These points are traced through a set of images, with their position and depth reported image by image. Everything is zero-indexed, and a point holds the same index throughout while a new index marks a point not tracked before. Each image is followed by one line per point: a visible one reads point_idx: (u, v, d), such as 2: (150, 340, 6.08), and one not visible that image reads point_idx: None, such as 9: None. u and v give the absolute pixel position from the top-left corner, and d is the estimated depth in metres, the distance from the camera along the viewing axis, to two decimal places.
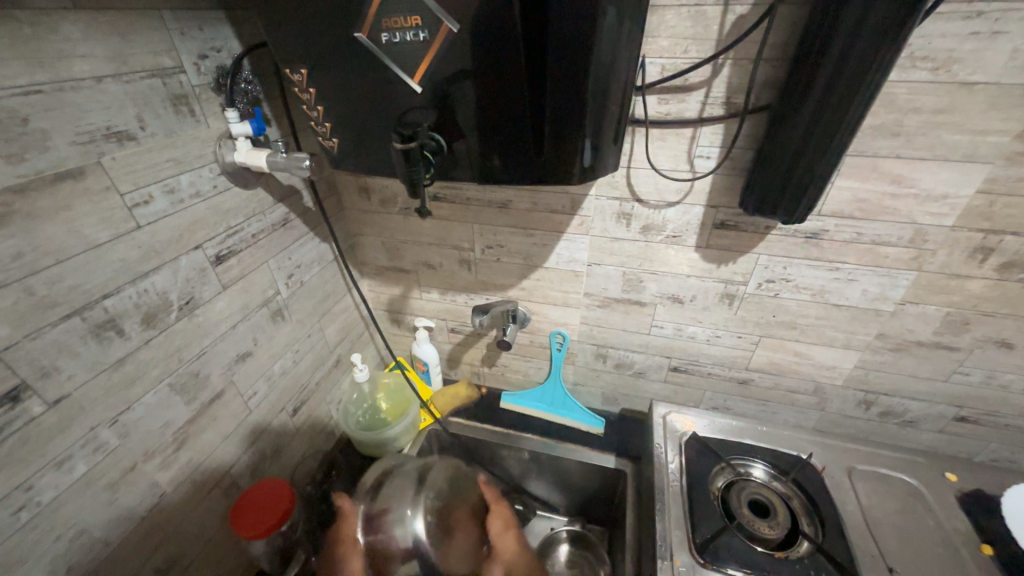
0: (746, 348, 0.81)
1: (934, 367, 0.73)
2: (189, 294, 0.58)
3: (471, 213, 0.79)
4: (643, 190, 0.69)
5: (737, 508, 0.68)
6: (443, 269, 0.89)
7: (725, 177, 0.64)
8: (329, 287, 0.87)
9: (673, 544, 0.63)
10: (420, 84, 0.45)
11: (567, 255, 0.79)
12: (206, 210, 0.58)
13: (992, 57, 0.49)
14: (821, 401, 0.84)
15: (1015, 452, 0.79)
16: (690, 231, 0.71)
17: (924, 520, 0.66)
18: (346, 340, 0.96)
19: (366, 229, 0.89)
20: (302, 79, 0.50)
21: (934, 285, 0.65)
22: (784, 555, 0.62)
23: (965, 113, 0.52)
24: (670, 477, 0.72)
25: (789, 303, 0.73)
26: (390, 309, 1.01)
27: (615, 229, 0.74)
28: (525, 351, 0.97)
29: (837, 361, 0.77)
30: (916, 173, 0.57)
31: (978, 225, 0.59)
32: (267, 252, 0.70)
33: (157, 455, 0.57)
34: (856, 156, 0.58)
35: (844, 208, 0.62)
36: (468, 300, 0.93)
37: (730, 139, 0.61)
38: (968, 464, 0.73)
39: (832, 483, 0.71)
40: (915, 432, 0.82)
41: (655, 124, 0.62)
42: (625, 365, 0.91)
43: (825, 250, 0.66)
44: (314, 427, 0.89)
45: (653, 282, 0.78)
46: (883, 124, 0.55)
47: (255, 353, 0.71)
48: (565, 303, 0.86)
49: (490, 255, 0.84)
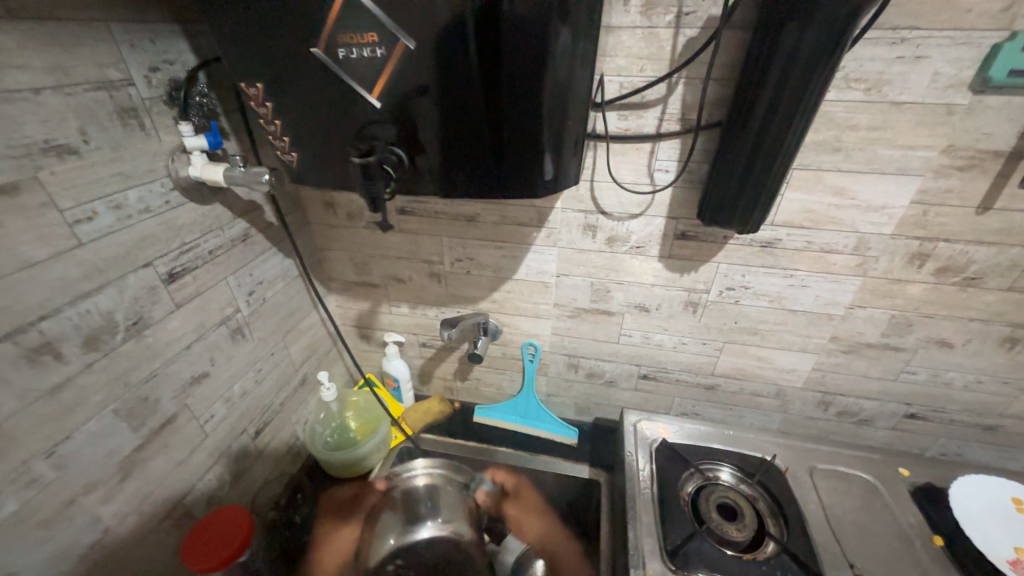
0: (711, 354, 0.83)
1: (884, 368, 0.77)
2: (137, 314, 0.55)
3: (439, 227, 0.79)
4: (607, 203, 0.70)
5: (706, 512, 0.69)
6: (413, 282, 0.88)
7: (684, 190, 0.67)
8: (294, 303, 0.84)
9: (645, 552, 0.63)
10: (378, 99, 0.45)
11: (535, 267, 0.80)
12: (156, 226, 0.56)
13: (916, 79, 0.53)
14: (784, 404, 0.87)
15: (962, 445, 0.84)
16: (653, 242, 0.73)
17: (882, 516, 0.69)
18: (313, 357, 0.93)
19: (333, 244, 0.88)
20: (258, 93, 0.49)
21: (879, 289, 0.69)
22: (752, 556, 0.63)
23: (896, 130, 0.56)
24: (641, 484, 0.72)
25: (749, 309, 0.76)
26: (358, 324, 0.99)
27: (581, 240, 0.75)
28: (497, 363, 0.97)
29: (796, 364, 0.80)
30: (856, 185, 0.61)
31: (914, 233, 0.63)
32: (226, 269, 0.68)
33: (99, 487, 0.53)
34: (802, 170, 0.62)
35: (795, 218, 0.66)
36: (438, 314, 0.92)
37: (686, 154, 0.64)
38: (919, 459, 0.76)
39: (795, 483, 0.73)
40: (871, 430, 0.86)
41: (615, 139, 0.64)
42: (596, 374, 0.92)
43: (779, 258, 0.70)
44: (278, 450, 0.86)
45: (619, 292, 0.79)
46: (824, 140, 0.59)
47: (212, 374, 0.68)
48: (536, 314, 0.86)
49: (459, 267, 0.84)
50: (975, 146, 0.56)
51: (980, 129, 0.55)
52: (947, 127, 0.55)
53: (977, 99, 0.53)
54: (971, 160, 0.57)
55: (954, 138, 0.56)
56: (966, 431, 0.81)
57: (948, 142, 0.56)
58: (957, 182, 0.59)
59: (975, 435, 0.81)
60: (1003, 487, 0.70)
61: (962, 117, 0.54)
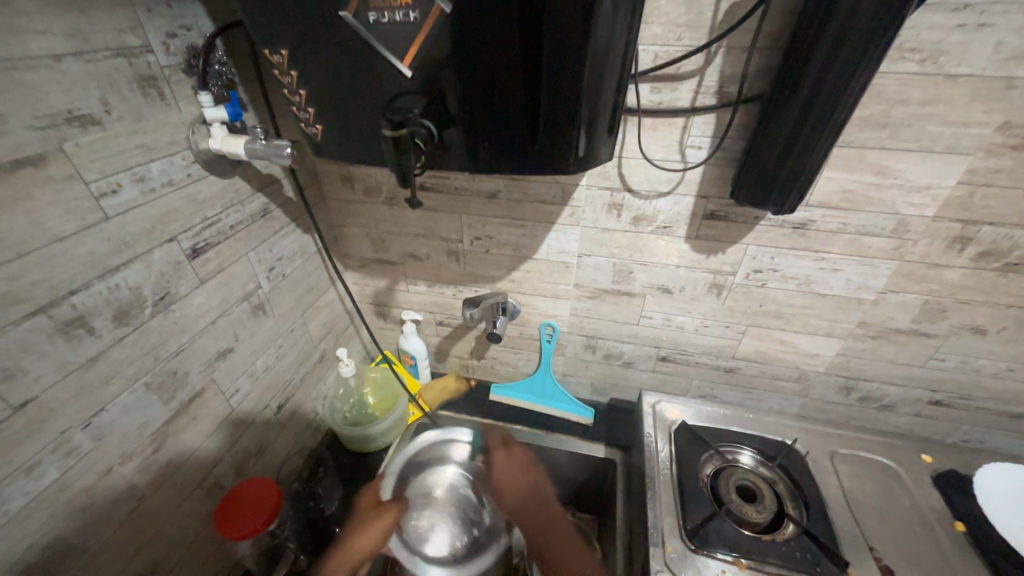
0: (733, 337, 0.82)
1: (912, 354, 0.75)
2: (164, 289, 0.55)
3: (458, 204, 0.78)
4: (634, 180, 0.68)
5: (726, 494, 0.69)
6: (431, 260, 0.87)
7: (716, 168, 0.64)
8: (312, 280, 0.84)
9: (664, 530, 0.64)
10: (410, 67, 0.43)
11: (557, 247, 0.79)
12: (179, 199, 0.55)
13: (977, 49, 0.50)
14: (805, 388, 0.86)
15: (985, 433, 0.83)
16: (680, 222, 0.71)
17: (902, 501, 0.69)
18: (331, 334, 0.94)
19: (350, 220, 0.86)
20: (283, 61, 0.47)
21: (914, 274, 0.67)
22: (771, 537, 0.64)
23: (950, 105, 0.53)
24: (660, 465, 0.73)
25: (776, 292, 0.74)
26: (375, 302, 0.99)
27: (606, 219, 0.73)
28: (514, 342, 0.97)
29: (820, 349, 0.79)
30: (900, 164, 0.58)
31: (956, 216, 0.61)
32: (246, 244, 0.67)
33: (134, 458, 0.54)
34: (844, 148, 0.59)
35: (831, 198, 0.63)
36: (455, 293, 0.91)
37: (722, 129, 0.61)
38: (941, 445, 0.76)
39: (816, 467, 0.73)
40: (892, 415, 0.85)
41: (647, 113, 0.62)
42: (614, 355, 0.92)
43: (812, 241, 0.67)
44: (300, 424, 0.87)
45: (642, 273, 0.78)
46: (870, 115, 0.56)
47: (236, 349, 0.68)
48: (556, 295, 0.85)
49: (478, 246, 0.82)
50: None
51: None
52: (1004, 103, 0.52)
53: None
54: None
55: (1011, 114, 0.52)
56: (991, 419, 0.80)
57: (1004, 119, 0.53)
58: (1009, 162, 0.55)
59: (1000, 422, 0.80)
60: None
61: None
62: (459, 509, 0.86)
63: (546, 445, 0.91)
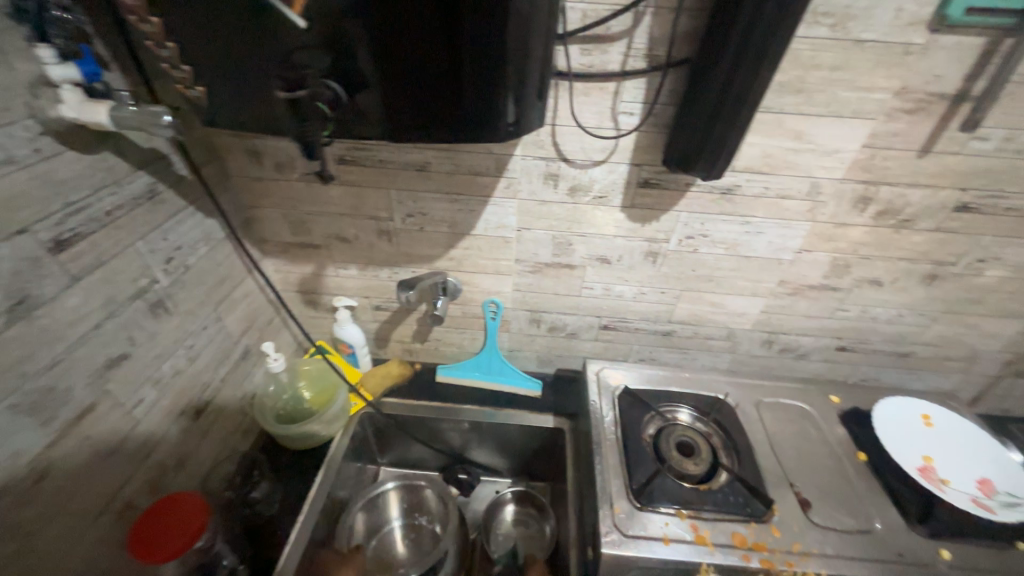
0: (669, 302, 0.85)
1: (823, 307, 0.83)
2: (21, 291, 0.45)
3: (385, 178, 0.72)
4: (569, 148, 0.66)
5: (667, 452, 0.72)
6: (360, 242, 0.81)
7: (649, 134, 0.64)
8: (223, 270, 0.75)
9: (612, 493, 0.66)
10: (302, 16, 0.37)
11: (495, 221, 0.76)
12: (26, 180, 0.45)
13: (879, 15, 0.52)
14: (733, 345, 0.92)
15: (880, 372, 0.93)
16: (616, 191, 0.70)
17: (816, 439, 0.76)
18: (253, 328, 0.85)
19: (263, 201, 0.77)
20: (140, 5, 0.39)
21: (825, 234, 0.72)
22: (708, 486, 0.68)
23: (856, 70, 0.56)
24: (606, 430, 0.75)
25: (706, 257, 0.77)
26: (302, 290, 0.91)
27: (542, 191, 0.71)
28: (457, 322, 0.94)
29: (745, 308, 0.84)
30: (814, 128, 0.61)
31: (861, 177, 0.65)
32: (131, 233, 0.57)
33: (9, 492, 0.46)
34: (765, 113, 0.60)
35: (754, 163, 0.65)
36: (391, 275, 0.86)
37: (652, 94, 0.60)
38: (846, 387, 0.85)
39: (744, 417, 0.79)
40: (807, 363, 0.94)
41: (579, 77, 0.59)
42: (558, 328, 0.92)
43: (737, 205, 0.70)
44: (225, 429, 0.79)
45: (581, 244, 0.77)
46: (788, 80, 0.58)
47: (134, 354, 0.59)
48: (497, 271, 0.83)
49: (411, 224, 0.77)
50: (924, 88, 0.57)
51: (932, 70, 0.56)
52: (902, 68, 0.56)
53: (932, 38, 0.53)
54: (920, 103, 0.58)
55: (907, 80, 0.56)
56: (885, 359, 0.91)
57: (901, 84, 0.57)
58: (904, 126, 0.60)
59: (892, 362, 0.91)
60: (919, 403, 0.78)
61: (917, 58, 0.55)
62: (421, 537, 0.86)
63: (499, 420, 0.92)
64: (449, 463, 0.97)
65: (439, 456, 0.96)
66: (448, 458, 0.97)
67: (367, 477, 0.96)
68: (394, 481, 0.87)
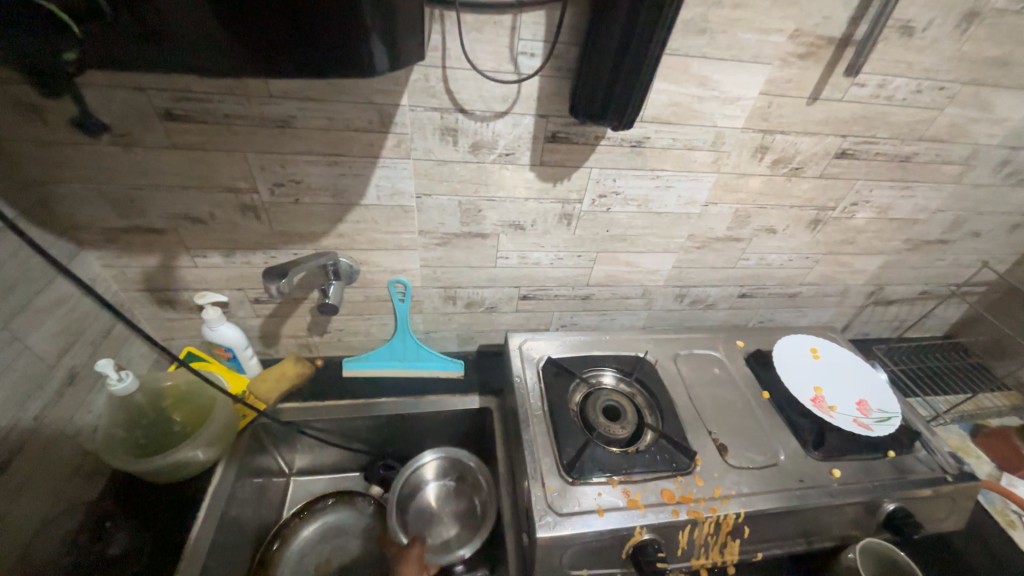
0: (586, 266, 0.82)
1: (726, 258, 0.85)
2: None
3: (237, 138, 0.56)
4: (465, 97, 0.57)
5: (594, 419, 0.70)
6: (219, 222, 0.65)
7: (552, 80, 0.57)
8: (10, 272, 0.55)
9: (543, 471, 0.63)
10: None
11: (388, 187, 0.64)
12: None
13: None
14: (648, 302, 0.93)
15: (774, 313, 1.01)
16: (523, 147, 0.63)
17: (727, 384, 0.80)
18: (79, 345, 0.65)
19: (60, 174, 0.57)
20: None
21: (728, 185, 0.73)
22: (635, 448, 0.68)
23: (755, 9, 0.54)
24: (532, 405, 0.71)
25: (619, 216, 0.74)
26: (150, 288, 0.72)
27: (440, 149, 0.61)
28: (360, 308, 0.82)
29: (658, 265, 0.84)
30: (716, 74, 0.59)
31: (759, 126, 0.65)
32: None
33: None
34: (670, 55, 0.56)
35: (662, 112, 0.62)
36: (267, 260, 0.71)
37: (552, 31, 0.53)
38: (749, 331, 0.90)
39: (663, 372, 0.80)
40: (714, 312, 0.98)
41: (466, 7, 0.50)
42: (475, 303, 0.85)
43: (647, 158, 0.67)
44: (53, 480, 0.61)
45: (491, 210, 0.70)
46: (692, 19, 0.54)
47: None
48: (399, 246, 0.73)
49: (283, 195, 0.63)
50: (814, 32, 0.57)
51: (822, 12, 0.55)
52: (795, 8, 0.54)
53: None
54: (810, 47, 0.58)
55: (800, 22, 0.56)
56: (778, 301, 0.98)
57: (795, 26, 0.56)
58: (797, 72, 0.60)
59: (784, 302, 0.99)
60: (808, 338, 0.85)
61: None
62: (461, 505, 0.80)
63: (421, 409, 0.85)
64: (370, 461, 0.89)
65: (357, 456, 0.87)
66: (369, 456, 0.88)
67: (275, 494, 0.83)
68: (435, 450, 0.82)
